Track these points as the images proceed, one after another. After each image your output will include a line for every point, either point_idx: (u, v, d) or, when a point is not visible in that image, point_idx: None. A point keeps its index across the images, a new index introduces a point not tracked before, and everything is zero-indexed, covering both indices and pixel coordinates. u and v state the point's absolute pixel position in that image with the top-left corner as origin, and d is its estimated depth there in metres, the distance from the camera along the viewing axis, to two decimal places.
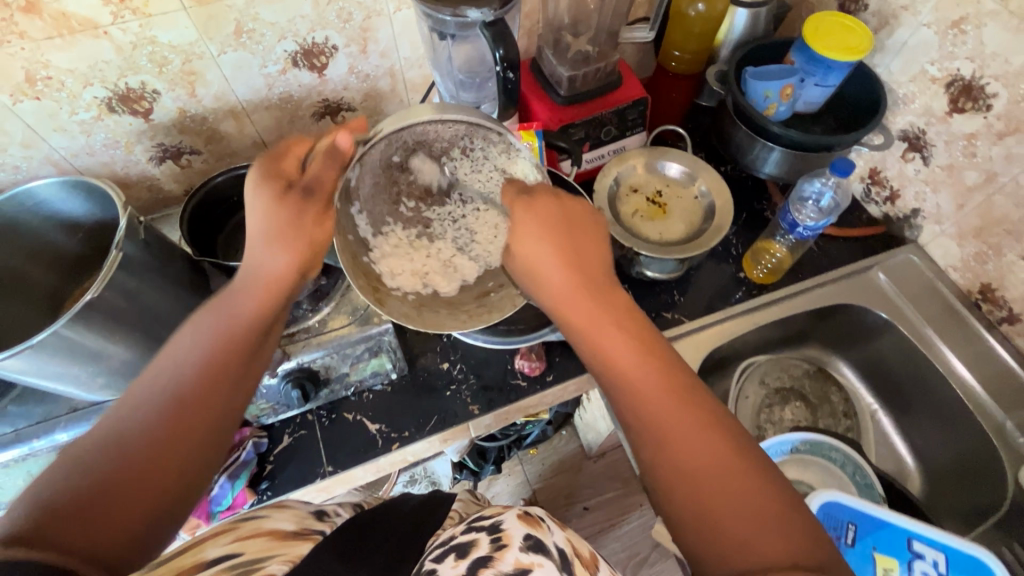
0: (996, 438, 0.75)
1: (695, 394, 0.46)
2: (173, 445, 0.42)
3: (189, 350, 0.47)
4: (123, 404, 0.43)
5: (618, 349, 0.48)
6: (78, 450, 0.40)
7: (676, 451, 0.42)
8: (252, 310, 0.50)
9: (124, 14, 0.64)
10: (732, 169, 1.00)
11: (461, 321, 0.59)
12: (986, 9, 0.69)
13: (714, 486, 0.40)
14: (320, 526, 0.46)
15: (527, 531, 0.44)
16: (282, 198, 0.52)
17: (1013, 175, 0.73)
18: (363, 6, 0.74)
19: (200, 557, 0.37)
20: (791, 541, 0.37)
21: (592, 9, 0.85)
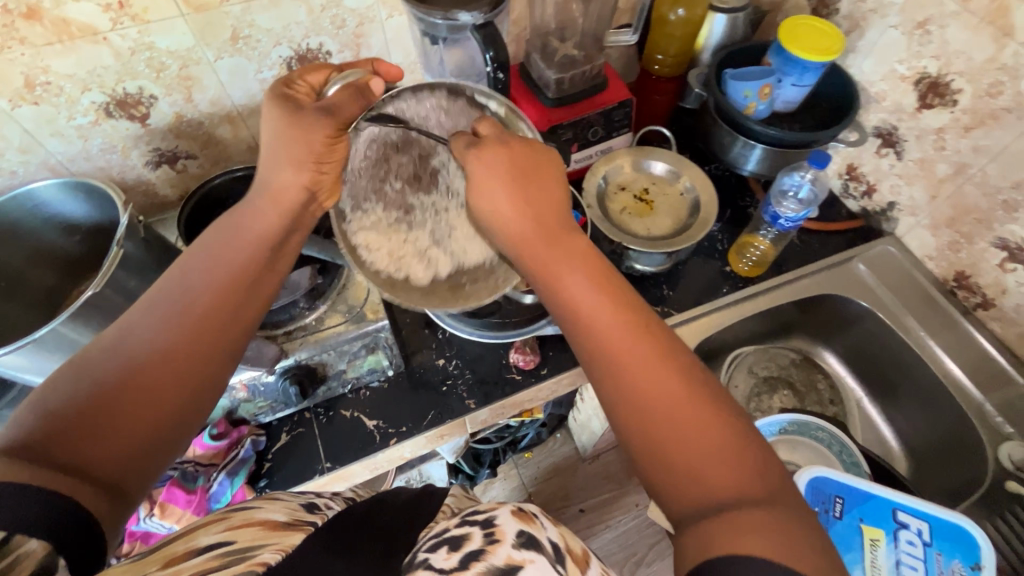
0: (977, 419, 0.78)
1: (659, 337, 0.46)
2: (165, 374, 0.44)
3: (195, 281, 0.49)
4: (130, 326, 0.46)
5: (581, 296, 0.49)
6: (84, 358, 0.43)
7: (636, 390, 0.44)
8: (254, 247, 0.53)
9: (123, 20, 0.65)
10: (716, 168, 1.04)
11: (432, 304, 0.59)
12: (948, 10, 0.74)
13: (674, 423, 0.42)
14: (313, 518, 0.46)
15: (521, 527, 0.43)
16: (295, 116, 0.54)
17: (982, 166, 0.77)
18: (355, 13, 0.77)
19: (192, 545, 0.37)
20: (742, 475, 0.39)
21: (577, 15, 0.89)
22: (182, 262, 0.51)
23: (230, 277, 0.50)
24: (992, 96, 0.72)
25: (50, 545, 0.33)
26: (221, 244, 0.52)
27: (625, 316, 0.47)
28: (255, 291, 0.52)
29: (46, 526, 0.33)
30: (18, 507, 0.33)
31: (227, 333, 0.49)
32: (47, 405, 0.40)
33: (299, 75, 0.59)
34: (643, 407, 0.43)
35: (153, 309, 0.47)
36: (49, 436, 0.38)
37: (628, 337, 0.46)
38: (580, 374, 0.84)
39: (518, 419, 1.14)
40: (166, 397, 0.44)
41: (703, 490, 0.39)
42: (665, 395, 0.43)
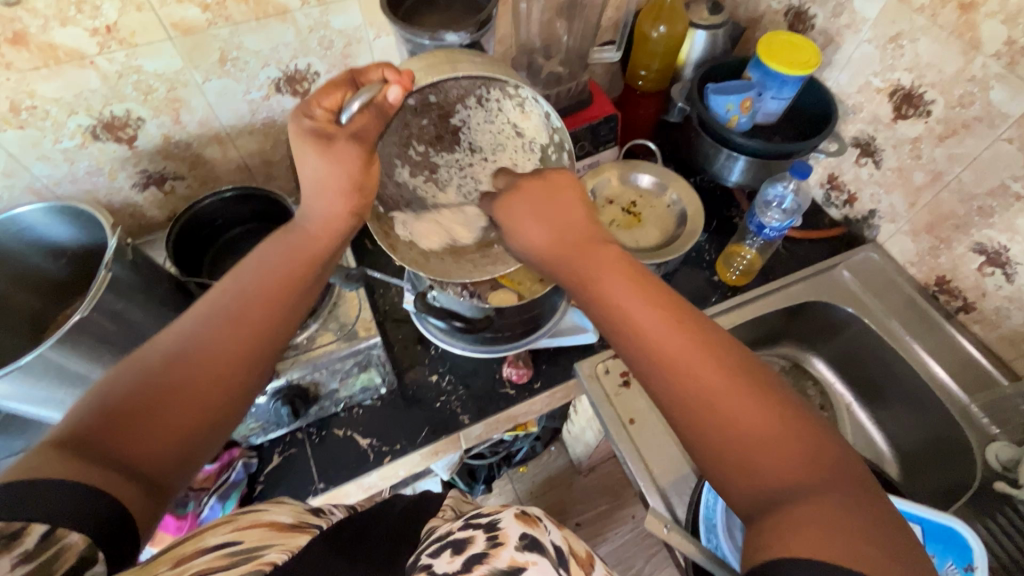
0: (962, 420, 0.79)
1: (706, 330, 0.47)
2: (205, 378, 0.45)
3: (241, 291, 0.51)
4: (180, 329, 0.48)
5: (619, 296, 0.50)
6: (140, 357, 0.45)
7: (688, 385, 0.44)
8: (294, 263, 0.55)
9: (111, 44, 0.66)
10: (701, 179, 1.06)
11: (466, 270, 0.70)
12: (918, 25, 0.76)
13: (727, 419, 0.42)
14: (316, 522, 0.47)
15: (524, 529, 0.42)
16: (331, 149, 0.56)
17: (957, 174, 0.79)
18: (343, 34, 0.78)
19: (200, 545, 0.37)
20: (803, 465, 0.40)
21: (561, 33, 0.91)
22: (241, 266, 0.54)
23: (271, 287, 0.52)
24: (964, 106, 0.75)
25: (89, 538, 0.34)
26: (268, 254, 0.55)
27: (672, 311, 0.48)
28: (293, 300, 0.53)
29: (87, 521, 0.34)
30: (59, 501, 0.34)
31: (263, 340, 0.50)
32: (102, 398, 0.42)
33: (311, 98, 0.57)
34: (699, 400, 0.43)
35: (199, 314, 0.49)
36: (94, 432, 0.40)
37: (677, 332, 0.46)
38: (574, 387, 0.84)
39: (512, 433, 1.14)
40: (202, 402, 0.45)
41: (765, 481, 0.40)
42: (710, 388, 0.43)
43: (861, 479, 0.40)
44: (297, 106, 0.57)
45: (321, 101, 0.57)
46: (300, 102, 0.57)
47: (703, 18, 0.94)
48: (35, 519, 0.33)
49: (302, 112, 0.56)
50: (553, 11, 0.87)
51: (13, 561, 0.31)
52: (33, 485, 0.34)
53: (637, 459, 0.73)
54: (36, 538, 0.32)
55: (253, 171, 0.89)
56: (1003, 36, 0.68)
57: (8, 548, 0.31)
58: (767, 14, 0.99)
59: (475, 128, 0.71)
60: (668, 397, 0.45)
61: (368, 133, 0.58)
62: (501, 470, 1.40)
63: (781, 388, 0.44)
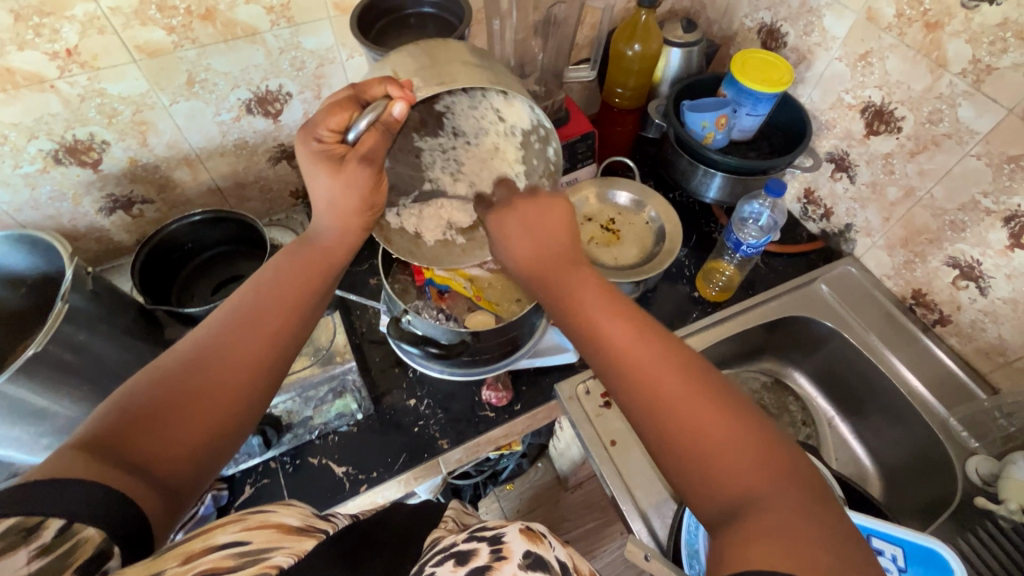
0: (943, 435, 0.79)
1: (676, 345, 0.48)
2: (220, 386, 0.48)
3: (246, 304, 0.53)
4: (194, 340, 0.50)
5: (592, 310, 0.51)
6: (157, 368, 0.48)
7: (655, 392, 0.45)
8: (297, 273, 0.57)
9: (72, 67, 0.64)
10: (680, 196, 1.06)
11: (458, 256, 0.73)
12: (886, 43, 0.77)
13: (694, 426, 0.43)
14: (323, 524, 0.43)
15: (529, 546, 0.41)
16: (341, 171, 0.55)
17: (929, 190, 0.79)
18: (315, 55, 0.77)
19: (210, 542, 0.36)
20: (764, 472, 0.40)
21: (537, 51, 0.91)
22: (252, 279, 0.57)
23: (286, 295, 0.55)
24: (933, 122, 0.76)
25: (102, 532, 0.36)
26: (281, 266, 0.57)
27: (642, 328, 0.49)
28: (306, 307, 0.56)
29: (102, 518, 0.36)
30: (76, 499, 0.36)
31: (278, 345, 0.53)
32: (120, 403, 0.45)
33: (316, 117, 0.55)
34: (665, 408, 0.44)
35: (214, 325, 0.52)
36: (111, 436, 0.42)
37: (648, 343, 0.48)
38: (555, 408, 0.83)
39: (495, 453, 1.12)
40: (214, 411, 0.47)
41: (727, 490, 0.40)
42: (678, 397, 0.44)
43: (823, 490, 0.40)
44: (306, 126, 0.56)
45: (324, 121, 0.54)
46: (309, 118, 0.55)
47: (678, 36, 0.94)
48: (51, 515, 0.35)
49: (309, 134, 0.55)
50: (528, 30, 0.87)
51: (29, 555, 0.33)
52: (49, 484, 0.36)
53: (619, 481, 0.72)
54: (53, 531, 0.34)
55: (225, 193, 0.88)
56: (968, 55, 0.69)
57: (26, 540, 0.33)
58: (740, 31, 1.00)
59: (460, 113, 0.68)
60: (636, 406, 0.46)
61: (377, 152, 0.55)
62: (487, 489, 1.38)
63: (750, 401, 0.45)
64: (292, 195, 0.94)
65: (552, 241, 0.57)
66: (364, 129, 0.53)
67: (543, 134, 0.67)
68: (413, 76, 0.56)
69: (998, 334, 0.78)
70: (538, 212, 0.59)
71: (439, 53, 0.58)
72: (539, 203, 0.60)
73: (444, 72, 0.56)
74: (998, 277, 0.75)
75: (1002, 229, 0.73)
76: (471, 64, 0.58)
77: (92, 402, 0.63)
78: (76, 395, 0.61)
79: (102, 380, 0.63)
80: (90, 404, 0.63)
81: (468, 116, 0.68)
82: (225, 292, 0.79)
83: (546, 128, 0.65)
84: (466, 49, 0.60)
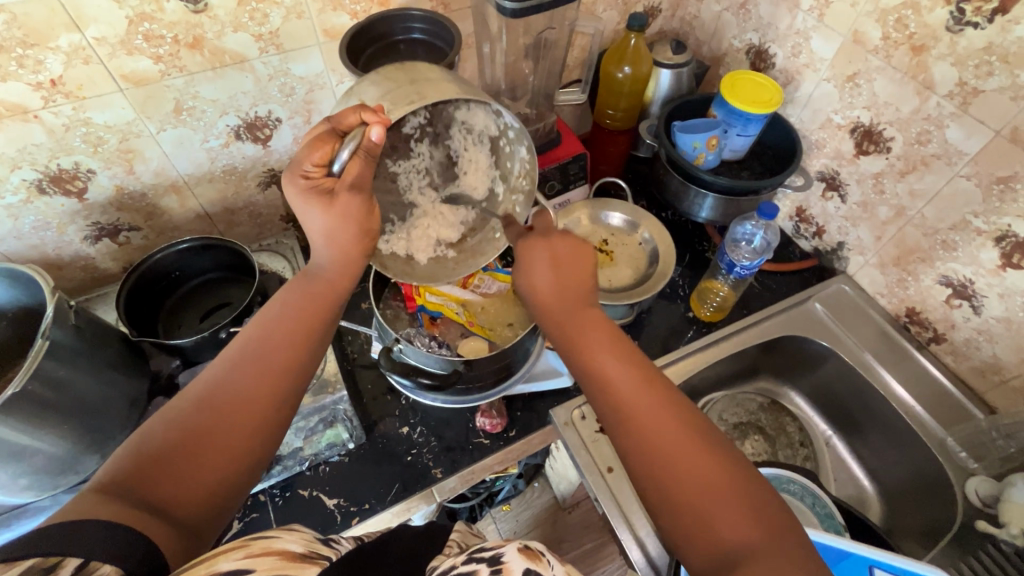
0: (942, 456, 0.78)
1: (674, 396, 0.49)
2: (235, 427, 0.48)
3: (258, 343, 0.53)
4: (208, 380, 0.50)
5: (599, 351, 0.52)
6: (172, 410, 0.48)
7: (651, 439, 0.46)
8: (304, 307, 0.56)
9: (56, 98, 0.63)
10: (672, 214, 1.06)
11: (453, 268, 0.71)
12: (873, 65, 0.78)
13: (690, 474, 0.44)
14: (326, 552, 0.40)
15: (528, 565, 0.37)
16: (333, 202, 0.54)
17: (919, 209, 0.80)
18: (305, 81, 0.77)
19: (212, 571, 0.33)
20: (752, 527, 0.41)
21: (527, 74, 0.91)
22: (260, 314, 0.56)
23: (297, 330, 0.54)
24: (922, 143, 0.76)
25: (118, 568, 0.34)
26: (290, 299, 0.56)
27: (641, 374, 0.50)
28: (318, 339, 0.56)
29: (120, 554, 0.34)
30: (97, 537, 0.34)
31: (292, 381, 0.52)
32: (137, 449, 0.45)
33: (298, 154, 0.54)
34: (660, 455, 0.45)
35: (227, 361, 0.51)
36: (132, 479, 0.42)
37: (647, 390, 0.49)
38: (551, 433, 0.82)
39: (492, 477, 1.10)
40: (230, 453, 0.47)
41: (714, 542, 0.41)
42: (675, 445, 0.45)
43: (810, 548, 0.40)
44: (290, 163, 0.55)
45: (308, 157, 0.53)
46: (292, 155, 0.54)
47: (667, 58, 0.95)
48: (70, 554, 0.33)
49: (295, 170, 0.54)
50: (518, 53, 0.87)
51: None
52: (72, 525, 0.34)
53: (615, 509, 0.71)
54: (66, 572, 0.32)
55: (214, 219, 0.87)
56: (954, 77, 0.69)
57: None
58: (729, 53, 1.01)
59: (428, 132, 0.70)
60: (632, 450, 0.47)
61: (366, 178, 0.55)
62: (483, 512, 1.35)
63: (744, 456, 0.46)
64: (283, 218, 0.93)
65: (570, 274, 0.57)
66: (348, 158, 0.53)
67: (512, 135, 0.66)
68: (382, 101, 0.56)
69: (992, 353, 0.78)
70: (563, 246, 0.59)
71: (404, 75, 0.58)
72: (568, 237, 0.60)
73: (413, 91, 0.55)
74: (991, 297, 0.75)
75: (993, 248, 0.73)
76: (437, 79, 0.57)
77: (74, 439, 0.61)
78: (57, 433, 0.59)
79: (84, 415, 0.61)
80: (72, 442, 0.61)
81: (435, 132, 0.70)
82: (213, 320, 0.78)
83: (513, 129, 0.65)
84: (429, 68, 0.59)
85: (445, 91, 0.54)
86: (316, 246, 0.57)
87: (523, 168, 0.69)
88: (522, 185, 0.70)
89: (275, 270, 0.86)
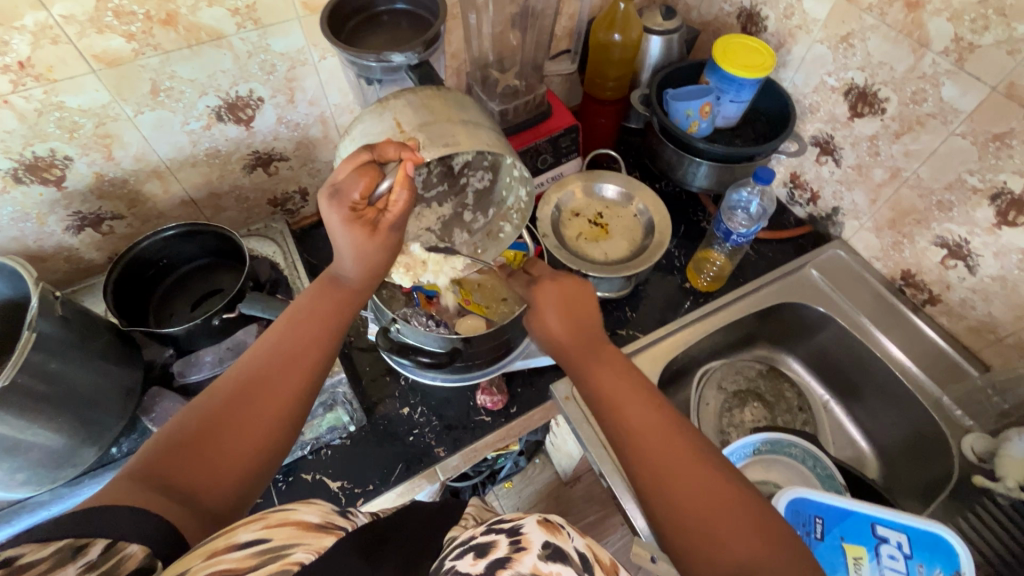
0: (937, 413, 0.79)
1: (681, 418, 0.51)
2: (255, 427, 0.47)
3: (271, 351, 0.52)
4: (228, 378, 0.50)
5: (608, 381, 0.54)
6: (203, 411, 0.47)
7: (660, 465, 0.47)
8: (324, 313, 0.55)
9: (26, 81, 0.61)
10: (666, 185, 1.05)
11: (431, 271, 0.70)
12: (868, 24, 0.77)
13: (696, 499, 0.45)
14: (343, 522, 0.40)
15: (547, 537, 0.37)
16: (375, 233, 0.55)
17: (915, 169, 0.79)
18: (285, 57, 0.74)
19: (232, 540, 0.34)
20: (760, 543, 0.42)
21: (514, 45, 0.89)
22: (281, 318, 0.55)
23: (319, 328, 0.54)
24: (917, 103, 0.75)
25: (146, 548, 0.35)
26: (315, 302, 0.56)
27: (652, 398, 0.52)
28: (339, 334, 0.56)
29: (144, 537, 0.35)
30: (121, 521, 0.35)
31: (312, 376, 0.52)
32: (160, 441, 0.45)
33: (340, 180, 0.53)
34: (670, 473, 0.46)
35: (253, 357, 0.51)
36: (157, 464, 0.43)
37: (657, 406, 0.51)
38: (552, 408, 0.82)
39: (493, 454, 1.10)
40: (254, 445, 0.47)
41: (721, 556, 0.42)
42: (681, 471, 0.46)
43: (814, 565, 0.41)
44: (330, 187, 0.53)
45: (354, 188, 0.52)
46: (337, 175, 0.53)
47: (657, 24, 0.93)
48: (97, 535, 0.34)
49: (342, 200, 0.53)
50: (505, 23, 0.85)
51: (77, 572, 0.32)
52: (93, 512, 0.35)
53: (617, 478, 0.71)
54: (99, 549, 0.33)
55: (199, 205, 0.85)
56: (950, 33, 0.68)
57: (75, 558, 0.32)
58: (720, 17, 0.99)
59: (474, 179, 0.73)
60: (642, 477, 0.48)
61: (404, 214, 0.55)
62: (486, 490, 1.36)
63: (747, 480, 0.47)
64: (271, 202, 0.92)
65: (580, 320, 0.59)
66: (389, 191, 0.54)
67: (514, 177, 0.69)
68: (419, 131, 0.55)
69: (987, 312, 0.78)
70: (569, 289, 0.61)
71: (440, 105, 0.57)
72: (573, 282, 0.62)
73: (447, 131, 0.55)
74: (986, 255, 0.75)
75: (989, 207, 0.72)
76: (467, 121, 0.57)
77: (69, 431, 0.60)
78: (52, 425, 0.58)
79: (78, 407, 0.60)
80: (68, 434, 0.60)
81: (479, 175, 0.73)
82: (204, 307, 0.76)
83: (519, 172, 0.67)
84: (461, 102, 0.60)
85: (478, 143, 0.55)
86: (343, 262, 0.56)
87: (518, 203, 0.70)
88: (513, 217, 0.71)
89: (265, 255, 0.85)
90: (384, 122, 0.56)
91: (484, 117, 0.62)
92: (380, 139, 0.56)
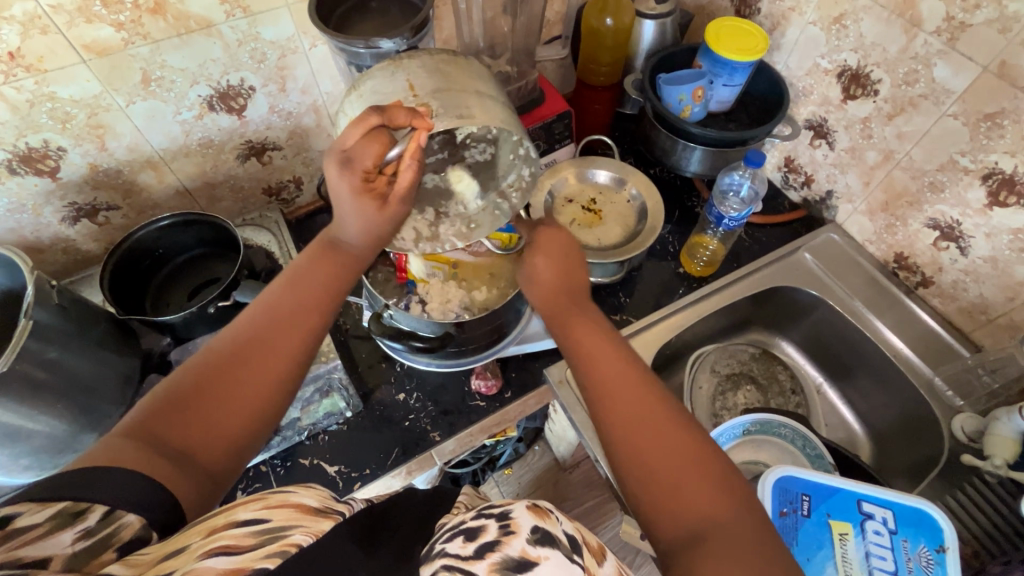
0: (928, 393, 0.80)
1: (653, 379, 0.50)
2: (248, 390, 0.48)
3: (262, 311, 0.53)
4: (224, 338, 0.50)
5: (594, 345, 0.54)
6: (196, 370, 0.48)
7: (628, 423, 0.47)
8: (322, 280, 0.56)
9: (16, 72, 0.61)
10: (661, 170, 1.05)
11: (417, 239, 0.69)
12: (860, 5, 0.76)
13: (663, 460, 0.44)
14: (341, 508, 0.41)
15: (536, 522, 0.37)
16: (384, 206, 0.58)
17: (907, 151, 0.79)
18: (276, 45, 0.74)
19: (231, 518, 0.35)
20: (723, 502, 0.42)
21: (506, 31, 0.88)
22: (276, 279, 0.56)
23: (319, 290, 0.56)
24: (909, 84, 0.75)
25: (142, 518, 0.36)
26: (313, 267, 0.57)
27: (631, 363, 0.52)
28: (335, 299, 0.57)
29: (140, 504, 0.36)
30: (113, 483, 0.36)
31: (309, 338, 0.53)
32: (152, 399, 0.46)
33: (351, 147, 0.53)
34: (632, 428, 0.47)
35: (250, 317, 0.52)
36: (154, 421, 0.44)
37: (624, 365, 0.52)
38: (546, 393, 0.83)
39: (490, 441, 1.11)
40: (250, 407, 0.48)
41: (685, 509, 0.42)
42: (652, 430, 0.46)
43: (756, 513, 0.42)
44: (338, 153, 0.54)
45: (365, 155, 0.53)
46: (346, 136, 0.53)
47: (651, 7, 0.92)
48: (96, 500, 0.35)
49: (355, 168, 0.54)
50: (496, 8, 0.85)
51: (74, 536, 0.33)
52: (85, 476, 0.36)
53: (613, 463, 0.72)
54: (96, 516, 0.35)
55: (194, 195, 0.85)
56: (941, 13, 0.68)
57: (71, 522, 0.34)
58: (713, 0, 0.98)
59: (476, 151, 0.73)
60: (613, 437, 0.48)
61: (411, 186, 0.59)
62: (485, 476, 1.37)
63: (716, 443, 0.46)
64: (266, 192, 0.92)
65: (569, 283, 0.60)
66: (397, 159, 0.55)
67: (520, 154, 0.69)
68: (432, 99, 0.55)
69: (979, 294, 0.78)
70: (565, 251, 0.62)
71: (456, 74, 0.58)
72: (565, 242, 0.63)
73: (461, 102, 0.55)
74: (977, 236, 0.75)
75: (980, 187, 0.72)
76: (481, 94, 0.58)
77: (69, 418, 0.61)
78: (52, 412, 0.59)
79: (76, 394, 0.61)
80: (67, 421, 0.61)
81: (483, 148, 0.72)
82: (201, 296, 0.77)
83: (524, 152, 0.68)
84: (480, 77, 0.60)
85: (492, 119, 0.55)
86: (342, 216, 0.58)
87: (518, 181, 0.71)
88: (513, 195, 0.71)
89: (261, 244, 0.85)
90: (396, 83, 0.57)
91: (500, 92, 0.62)
92: (391, 98, 0.56)
